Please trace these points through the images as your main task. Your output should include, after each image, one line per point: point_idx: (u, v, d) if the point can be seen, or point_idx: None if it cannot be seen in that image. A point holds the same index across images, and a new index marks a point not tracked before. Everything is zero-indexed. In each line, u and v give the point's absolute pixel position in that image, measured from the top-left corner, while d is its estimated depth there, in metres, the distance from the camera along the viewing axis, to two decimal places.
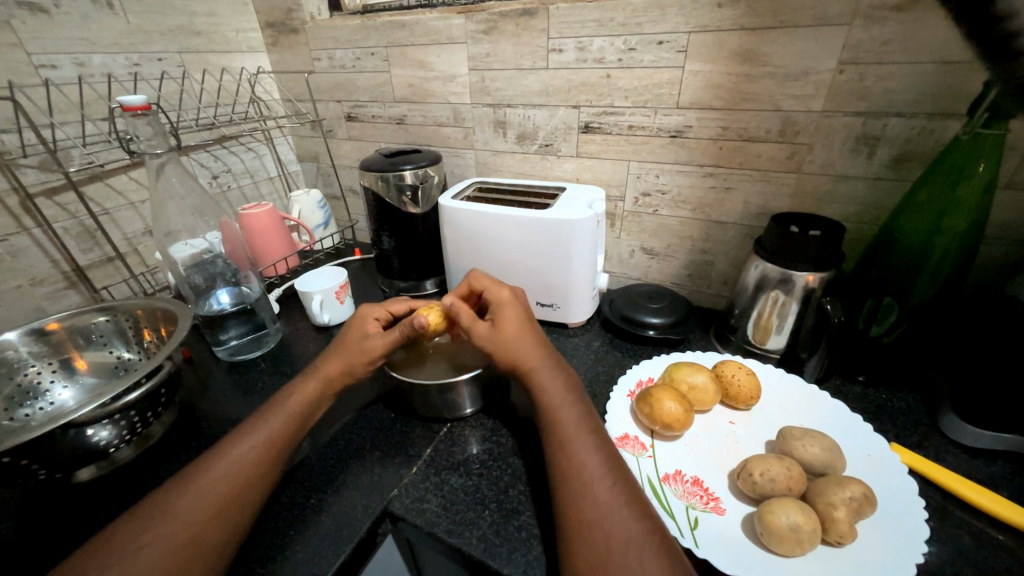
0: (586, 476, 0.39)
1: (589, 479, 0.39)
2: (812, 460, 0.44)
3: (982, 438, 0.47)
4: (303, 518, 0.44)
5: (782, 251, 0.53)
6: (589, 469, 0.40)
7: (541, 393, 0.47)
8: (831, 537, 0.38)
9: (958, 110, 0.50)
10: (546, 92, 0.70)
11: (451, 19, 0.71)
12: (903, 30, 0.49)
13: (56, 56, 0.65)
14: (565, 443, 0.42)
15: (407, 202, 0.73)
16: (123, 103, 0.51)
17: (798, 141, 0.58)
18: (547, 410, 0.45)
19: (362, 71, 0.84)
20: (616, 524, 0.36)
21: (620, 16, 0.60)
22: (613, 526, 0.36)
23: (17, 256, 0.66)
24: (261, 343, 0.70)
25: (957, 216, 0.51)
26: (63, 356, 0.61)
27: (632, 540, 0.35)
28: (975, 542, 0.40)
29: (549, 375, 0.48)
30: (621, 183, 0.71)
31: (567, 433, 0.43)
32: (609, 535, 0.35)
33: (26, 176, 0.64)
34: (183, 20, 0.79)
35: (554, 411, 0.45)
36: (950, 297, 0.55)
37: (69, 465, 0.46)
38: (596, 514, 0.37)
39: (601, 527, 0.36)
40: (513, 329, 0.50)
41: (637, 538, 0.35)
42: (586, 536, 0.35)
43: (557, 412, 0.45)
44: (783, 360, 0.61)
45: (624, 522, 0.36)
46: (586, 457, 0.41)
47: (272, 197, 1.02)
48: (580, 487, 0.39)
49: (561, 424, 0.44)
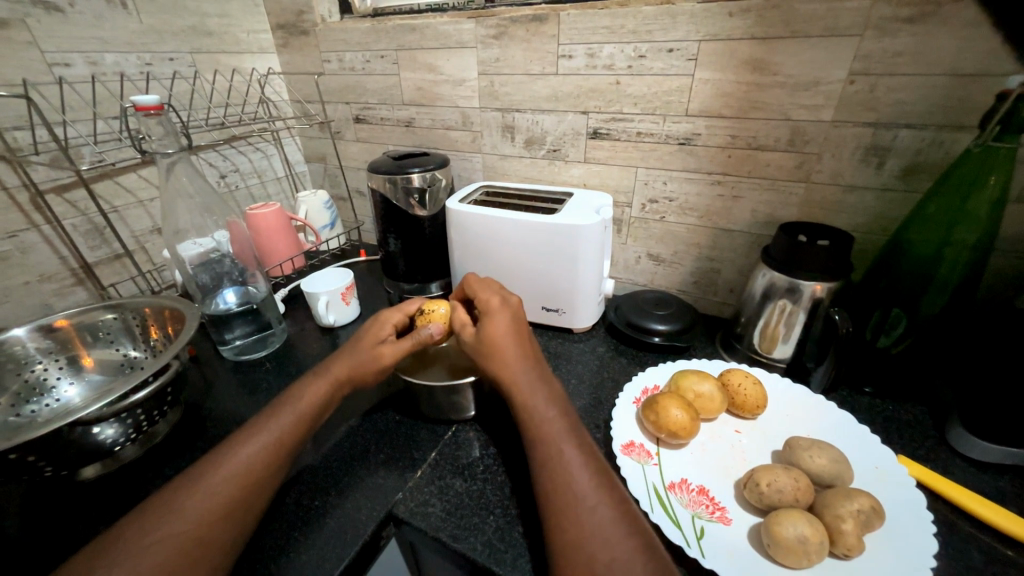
0: (573, 493, 0.39)
1: (576, 498, 0.39)
2: (819, 471, 0.43)
3: (988, 452, 0.47)
4: (308, 520, 0.44)
5: (790, 260, 0.53)
6: (574, 486, 0.39)
7: (526, 407, 0.46)
8: (838, 549, 0.37)
9: (969, 123, 0.50)
10: (555, 98, 0.70)
11: (462, 24, 0.72)
12: (914, 42, 0.49)
13: (69, 54, 0.66)
14: (552, 460, 0.42)
15: (414, 205, 0.73)
16: (137, 102, 0.52)
17: (807, 151, 0.58)
18: (531, 426, 0.45)
19: (371, 73, 0.85)
20: (601, 544, 0.36)
21: (631, 23, 0.60)
22: (598, 545, 0.36)
23: (26, 252, 0.66)
24: (266, 343, 0.70)
25: (968, 229, 0.51)
26: (70, 354, 0.61)
27: (618, 559, 0.35)
28: (983, 557, 0.40)
29: (535, 390, 0.47)
30: (628, 189, 0.72)
31: (554, 451, 0.42)
32: (594, 557, 0.35)
33: (36, 172, 0.65)
34: (196, 21, 0.79)
35: (538, 427, 0.44)
36: (958, 310, 0.54)
37: (75, 462, 0.46)
38: (583, 533, 0.36)
39: (586, 548, 0.36)
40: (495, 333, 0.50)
41: (622, 559, 0.35)
42: (572, 556, 0.35)
43: (543, 427, 0.44)
44: (789, 369, 0.60)
45: (609, 542, 0.36)
46: (573, 473, 0.40)
47: (279, 198, 1.02)
48: (566, 505, 0.38)
49: (546, 436, 0.43)
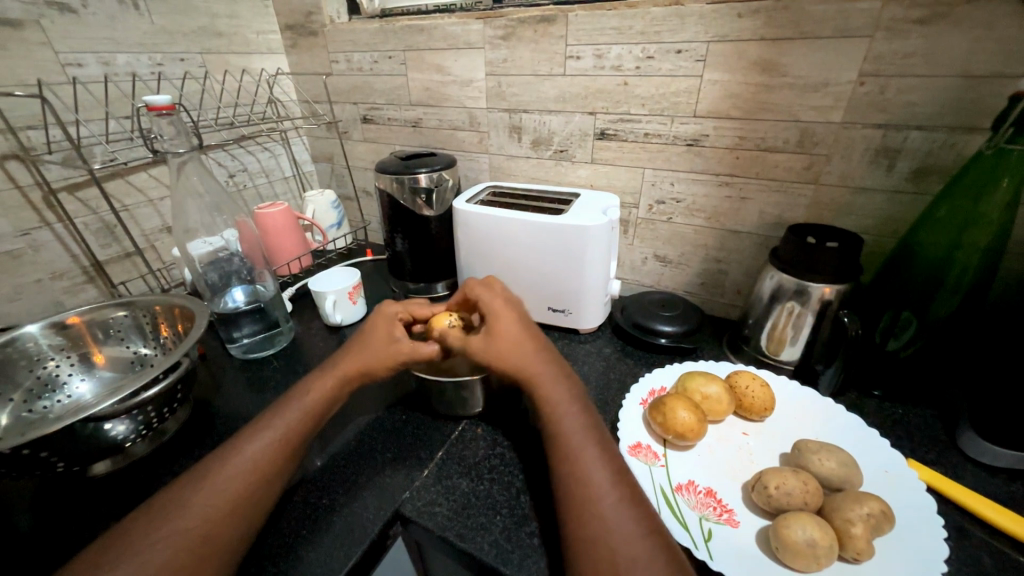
0: (592, 491, 0.39)
1: (591, 495, 0.39)
2: (829, 474, 0.43)
3: (1000, 457, 0.46)
4: (316, 518, 0.44)
5: (798, 262, 0.53)
6: (591, 482, 0.39)
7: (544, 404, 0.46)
8: (848, 553, 0.37)
9: (981, 125, 0.49)
10: (562, 99, 0.70)
11: (469, 25, 0.72)
12: (926, 43, 0.48)
13: (82, 55, 0.66)
14: (568, 458, 0.42)
15: (421, 205, 0.74)
16: (148, 102, 0.52)
17: (816, 152, 0.57)
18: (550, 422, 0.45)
19: (379, 74, 0.85)
20: (620, 541, 0.36)
21: (638, 24, 0.60)
22: (618, 542, 0.35)
23: (38, 250, 0.67)
24: (273, 341, 0.70)
25: (980, 231, 0.50)
26: (82, 351, 0.62)
27: (638, 557, 0.34)
28: (994, 562, 0.40)
29: (552, 385, 0.47)
30: (635, 190, 0.71)
31: (571, 446, 0.42)
32: (614, 554, 0.35)
33: (50, 172, 0.66)
34: (206, 22, 0.80)
35: (557, 423, 0.44)
36: (968, 313, 0.54)
37: (87, 458, 0.46)
38: (602, 530, 0.36)
39: (606, 544, 0.35)
40: (504, 333, 0.49)
41: (642, 555, 0.35)
42: (591, 553, 0.35)
43: (559, 424, 0.44)
44: (797, 372, 0.60)
45: (628, 539, 0.36)
46: (590, 470, 0.40)
47: (286, 197, 1.03)
48: (585, 502, 0.38)
49: (560, 433, 0.44)
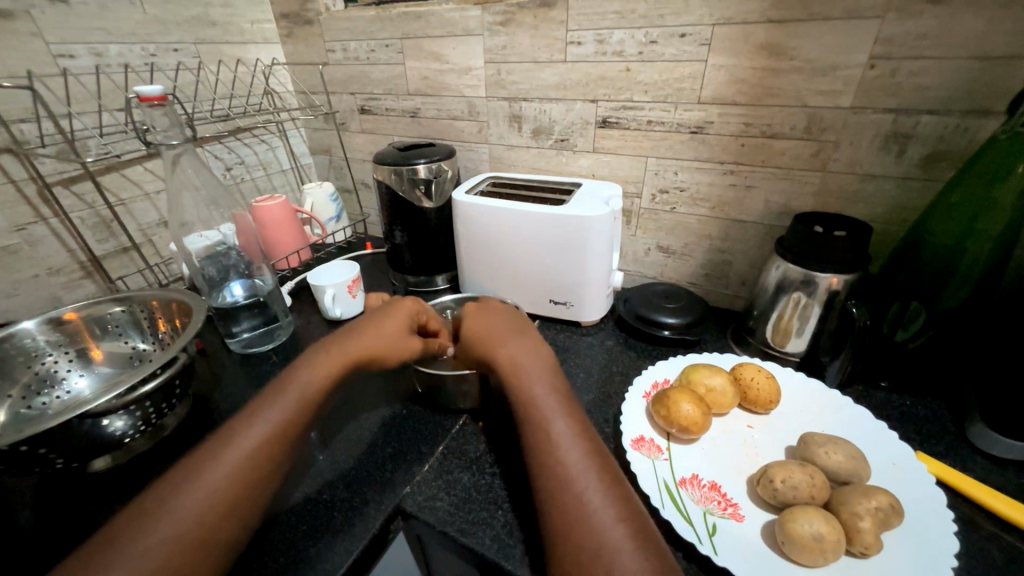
0: (573, 479, 0.38)
1: (572, 483, 0.38)
2: (835, 467, 0.42)
3: (1012, 449, 0.45)
4: (316, 513, 0.44)
5: (806, 251, 0.52)
6: (573, 471, 0.39)
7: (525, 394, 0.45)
8: (855, 548, 0.37)
9: (995, 108, 0.48)
10: (563, 86, 0.69)
11: (467, 11, 0.70)
12: (939, 24, 0.47)
13: (73, 45, 0.65)
14: (550, 445, 0.41)
15: (420, 197, 0.73)
16: (140, 93, 0.51)
17: (824, 138, 0.56)
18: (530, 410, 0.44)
19: (376, 63, 0.84)
20: (602, 529, 0.35)
21: (641, 7, 0.59)
22: (600, 530, 0.35)
23: (35, 245, 0.67)
24: (273, 336, 0.70)
25: (994, 218, 0.48)
26: (80, 346, 0.61)
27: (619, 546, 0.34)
28: (1003, 556, 0.39)
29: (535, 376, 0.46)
30: (638, 180, 0.70)
31: (553, 435, 0.41)
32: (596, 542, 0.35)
33: (43, 165, 0.65)
34: (199, 11, 0.79)
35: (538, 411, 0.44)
36: (980, 303, 0.53)
37: (85, 454, 0.46)
38: (585, 518, 0.36)
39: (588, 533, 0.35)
40: (503, 337, 0.51)
41: (624, 543, 0.34)
42: (572, 542, 0.35)
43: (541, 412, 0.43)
44: (803, 363, 0.59)
45: (610, 528, 0.35)
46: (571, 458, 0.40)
47: (284, 190, 1.02)
48: (566, 491, 0.38)
49: (546, 425, 0.42)
